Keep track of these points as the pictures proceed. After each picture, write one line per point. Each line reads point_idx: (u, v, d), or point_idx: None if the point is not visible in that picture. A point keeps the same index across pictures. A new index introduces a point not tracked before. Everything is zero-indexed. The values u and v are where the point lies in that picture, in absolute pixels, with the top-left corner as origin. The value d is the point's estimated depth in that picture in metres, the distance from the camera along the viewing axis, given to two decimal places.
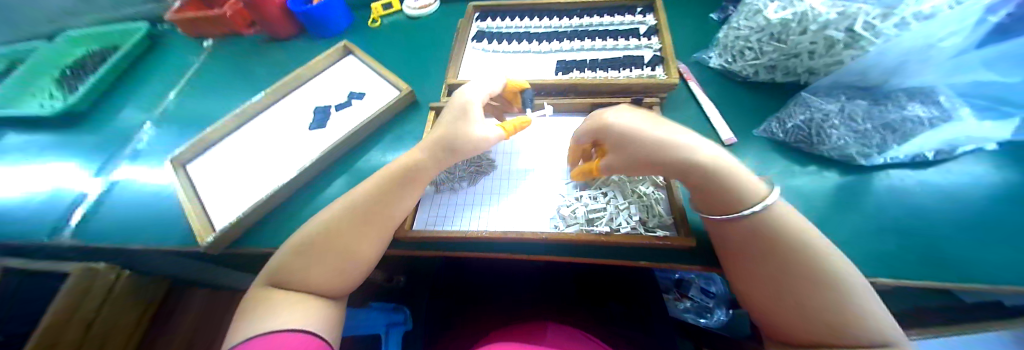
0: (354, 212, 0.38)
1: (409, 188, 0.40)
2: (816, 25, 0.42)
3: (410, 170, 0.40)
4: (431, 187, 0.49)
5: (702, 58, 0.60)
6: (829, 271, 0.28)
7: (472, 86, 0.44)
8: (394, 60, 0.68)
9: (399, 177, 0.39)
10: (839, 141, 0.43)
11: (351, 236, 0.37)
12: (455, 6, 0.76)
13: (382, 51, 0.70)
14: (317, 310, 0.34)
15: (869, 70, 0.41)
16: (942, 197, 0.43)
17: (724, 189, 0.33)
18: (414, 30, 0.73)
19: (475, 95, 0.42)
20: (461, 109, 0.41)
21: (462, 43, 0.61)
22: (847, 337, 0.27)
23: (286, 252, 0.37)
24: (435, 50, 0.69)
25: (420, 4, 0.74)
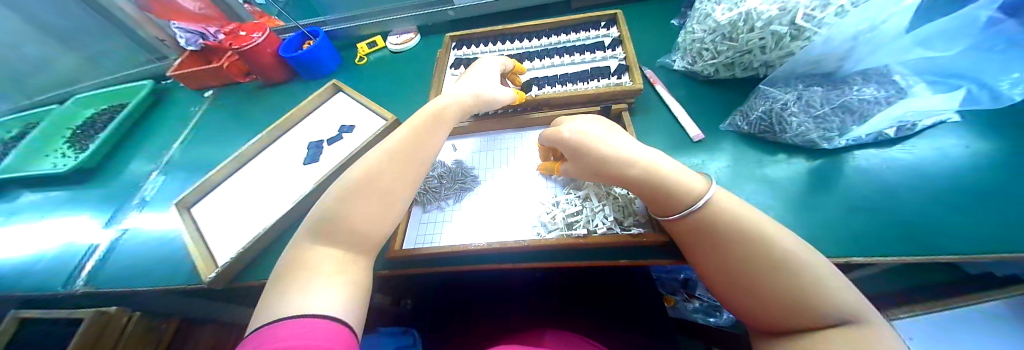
0: (393, 158, 0.39)
1: (433, 138, 0.43)
2: (761, 22, 0.46)
3: (440, 116, 0.45)
4: (419, 207, 0.51)
5: (666, 62, 0.63)
6: (773, 254, 0.31)
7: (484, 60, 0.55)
8: (381, 92, 0.73)
9: (431, 123, 0.44)
10: (800, 128, 0.45)
11: (392, 180, 0.38)
12: (435, 38, 0.81)
13: (369, 85, 0.75)
14: (352, 286, 0.33)
15: (820, 60, 0.44)
16: (912, 173, 0.44)
17: (667, 191, 0.37)
18: (398, 63, 0.78)
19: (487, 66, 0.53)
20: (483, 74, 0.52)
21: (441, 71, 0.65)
22: (805, 314, 0.29)
23: (329, 202, 0.37)
24: (418, 79, 0.73)
25: (402, 39, 0.80)
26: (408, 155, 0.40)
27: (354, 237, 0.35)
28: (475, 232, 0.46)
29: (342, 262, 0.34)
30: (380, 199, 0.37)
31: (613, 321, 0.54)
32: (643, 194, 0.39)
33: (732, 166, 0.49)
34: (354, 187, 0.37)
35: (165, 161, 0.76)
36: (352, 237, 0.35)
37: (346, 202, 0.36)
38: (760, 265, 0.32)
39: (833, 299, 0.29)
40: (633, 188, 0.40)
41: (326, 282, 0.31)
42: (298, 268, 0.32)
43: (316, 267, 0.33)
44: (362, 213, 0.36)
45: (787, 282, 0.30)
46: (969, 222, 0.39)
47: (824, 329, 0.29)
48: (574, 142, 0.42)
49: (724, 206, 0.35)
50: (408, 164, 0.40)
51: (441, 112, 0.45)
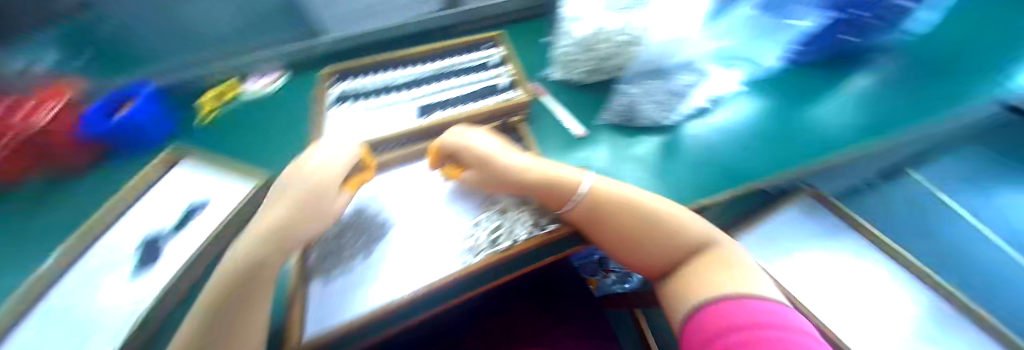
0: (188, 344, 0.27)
1: (252, 294, 0.31)
2: (606, 37, 0.57)
3: (258, 264, 0.32)
4: (318, 280, 0.41)
5: (546, 75, 0.69)
6: (645, 214, 0.42)
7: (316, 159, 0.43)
8: (242, 151, 0.60)
9: (245, 277, 0.31)
10: (649, 113, 0.60)
11: None
12: (304, 79, 0.74)
13: (227, 143, 0.62)
14: None
15: (649, 61, 0.60)
16: (724, 133, 0.59)
17: (560, 189, 0.45)
18: (263, 113, 0.67)
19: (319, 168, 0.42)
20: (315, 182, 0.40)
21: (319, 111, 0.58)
22: (678, 245, 0.41)
23: None
24: (291, 127, 0.64)
25: (259, 85, 0.70)
26: (226, 320, 0.29)
27: None
28: (394, 277, 0.42)
29: None
30: None
31: (550, 322, 0.59)
32: (543, 196, 0.46)
33: (616, 154, 0.57)
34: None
35: None
36: None
37: None
38: (640, 226, 0.42)
39: (687, 229, 0.42)
40: (534, 192, 0.47)
41: None
42: None
43: None
44: None
45: (660, 229, 0.42)
46: (765, 156, 0.55)
47: (692, 250, 0.41)
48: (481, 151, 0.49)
49: (598, 188, 0.45)
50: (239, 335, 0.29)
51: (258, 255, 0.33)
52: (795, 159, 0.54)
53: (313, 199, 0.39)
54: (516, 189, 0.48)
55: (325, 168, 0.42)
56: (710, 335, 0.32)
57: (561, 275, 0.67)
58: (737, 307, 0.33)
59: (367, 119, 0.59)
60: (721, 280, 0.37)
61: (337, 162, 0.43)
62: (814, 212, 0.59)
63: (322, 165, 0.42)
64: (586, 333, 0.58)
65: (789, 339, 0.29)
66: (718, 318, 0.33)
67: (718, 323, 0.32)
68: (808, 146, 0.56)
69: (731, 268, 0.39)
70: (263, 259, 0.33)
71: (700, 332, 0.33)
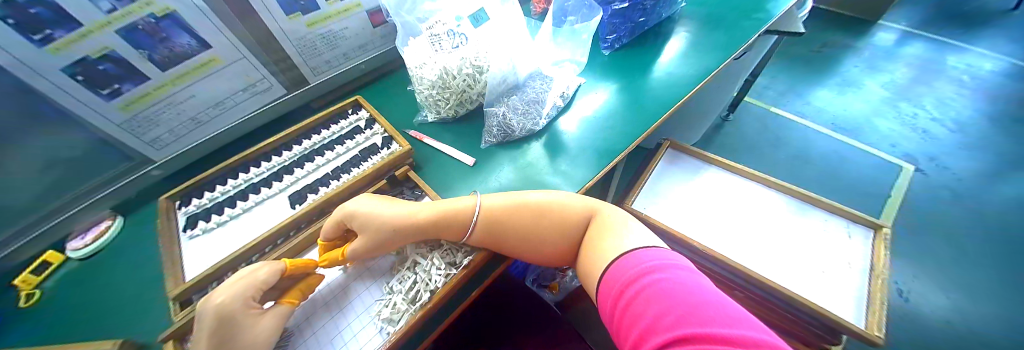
0: None
1: None
2: (455, 73, 0.62)
3: None
4: None
5: (420, 119, 0.71)
6: (536, 211, 0.47)
7: (216, 288, 0.36)
8: (63, 326, 0.46)
9: None
10: (520, 124, 0.65)
11: None
12: (137, 207, 0.60)
13: (30, 323, 0.47)
14: None
15: (500, 82, 0.66)
16: (586, 119, 0.67)
17: (459, 220, 0.46)
18: (85, 269, 0.53)
19: (221, 300, 0.35)
20: (225, 318, 0.34)
21: (171, 242, 0.50)
22: (570, 224, 0.47)
23: None
24: (139, 267, 0.53)
25: (86, 240, 0.54)
26: None
27: None
28: None
29: None
30: None
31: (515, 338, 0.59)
32: (447, 231, 0.47)
33: (511, 170, 0.61)
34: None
35: None
36: None
37: None
38: (537, 224, 0.47)
39: (573, 209, 0.48)
40: (439, 231, 0.47)
41: None
42: None
43: None
44: None
45: (553, 217, 0.47)
46: (626, 125, 0.65)
47: (580, 225, 0.48)
48: (368, 218, 0.45)
49: (491, 205, 0.48)
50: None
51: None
52: (649, 120, 0.65)
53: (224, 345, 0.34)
54: (423, 234, 0.47)
55: (231, 295, 0.35)
56: (612, 301, 0.39)
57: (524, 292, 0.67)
58: (624, 266, 0.40)
59: (237, 228, 0.53)
60: (611, 244, 0.43)
61: (244, 283, 0.37)
62: (678, 159, 0.80)
63: (230, 291, 0.36)
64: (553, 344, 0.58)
65: (659, 282, 0.35)
66: (614, 283, 0.39)
67: (614, 289, 0.39)
68: (653, 105, 0.68)
69: (616, 230, 0.45)
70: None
71: (607, 299, 0.40)
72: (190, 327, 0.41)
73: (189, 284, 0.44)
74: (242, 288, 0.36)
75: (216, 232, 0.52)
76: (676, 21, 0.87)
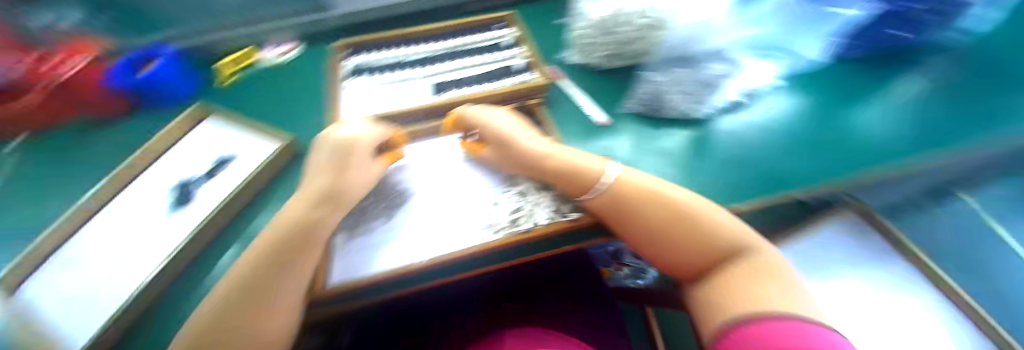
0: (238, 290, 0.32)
1: (305, 247, 0.36)
2: (622, 21, 0.55)
3: (309, 224, 0.38)
4: (341, 237, 0.46)
5: (564, 58, 0.67)
6: (672, 208, 0.40)
7: (349, 126, 0.48)
8: (267, 114, 0.65)
9: (297, 230, 0.37)
10: (677, 103, 0.56)
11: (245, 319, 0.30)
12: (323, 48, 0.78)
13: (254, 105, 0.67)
14: None
15: (676, 45, 0.56)
16: (762, 128, 0.54)
17: (580, 175, 0.44)
18: (279, 80, 0.71)
19: (354, 133, 0.47)
20: (341, 150, 0.45)
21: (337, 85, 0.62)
22: (709, 244, 0.37)
23: None
24: (314, 93, 0.68)
25: (279, 52, 0.76)
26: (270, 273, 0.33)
27: None
28: (410, 246, 0.44)
29: None
30: None
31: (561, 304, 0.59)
32: (535, 169, 0.48)
33: (642, 148, 0.54)
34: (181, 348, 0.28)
35: None
36: None
37: None
38: (665, 221, 0.39)
39: (721, 229, 0.38)
40: (525, 166, 0.48)
41: None
42: None
43: None
44: None
45: (689, 225, 0.38)
46: (816, 156, 0.49)
47: (724, 254, 0.37)
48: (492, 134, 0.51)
49: (626, 179, 0.43)
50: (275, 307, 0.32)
51: (308, 220, 0.38)
52: (855, 161, 0.48)
53: (342, 170, 0.44)
54: (513, 162, 0.49)
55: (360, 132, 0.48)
56: None
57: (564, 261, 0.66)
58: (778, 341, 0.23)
59: (382, 98, 0.60)
60: (763, 291, 0.30)
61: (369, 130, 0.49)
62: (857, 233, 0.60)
63: (347, 132, 0.48)
64: (598, 323, 0.57)
65: None
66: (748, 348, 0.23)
67: None
68: (876, 150, 0.48)
69: (776, 281, 0.32)
70: (310, 224, 0.38)
71: None
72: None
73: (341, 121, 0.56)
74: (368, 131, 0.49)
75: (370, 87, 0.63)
76: (942, 53, 0.63)
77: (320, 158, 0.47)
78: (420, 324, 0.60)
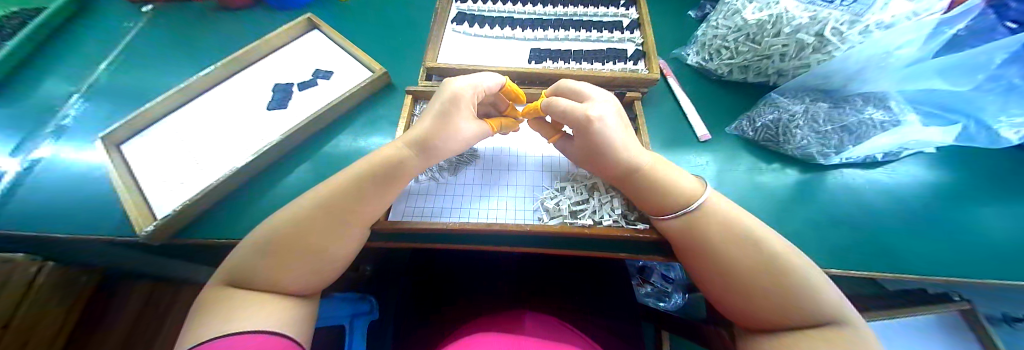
0: (326, 208, 0.36)
1: (387, 190, 0.39)
2: (789, 27, 0.45)
3: (393, 167, 0.39)
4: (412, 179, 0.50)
5: (680, 55, 0.63)
6: (761, 256, 0.33)
7: (465, 75, 0.44)
8: (366, 39, 0.66)
9: (381, 174, 0.39)
10: (802, 141, 0.47)
11: (324, 234, 0.35)
12: None
13: (354, 26, 0.68)
14: (287, 312, 0.32)
15: (832, 75, 0.44)
16: (891, 196, 0.48)
17: (664, 194, 0.39)
18: (384, 6, 0.72)
19: (464, 85, 0.43)
20: (450, 102, 0.42)
21: (443, 25, 0.63)
22: (796, 312, 0.31)
23: (246, 247, 0.35)
24: (412, 29, 0.68)
25: None
26: (351, 203, 0.37)
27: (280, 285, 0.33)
28: (470, 205, 0.48)
29: (263, 302, 0.31)
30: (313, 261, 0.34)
31: (590, 304, 0.55)
32: (608, 172, 0.42)
33: (735, 177, 0.50)
34: (280, 244, 0.34)
35: (87, 83, 0.62)
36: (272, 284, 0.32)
37: (270, 257, 0.33)
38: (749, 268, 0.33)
39: (818, 301, 0.30)
40: (599, 165, 0.43)
41: (247, 311, 0.30)
42: (221, 306, 0.30)
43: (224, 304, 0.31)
44: (289, 272, 0.33)
45: (776, 281, 0.32)
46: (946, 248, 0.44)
47: (808, 329, 0.30)
48: (587, 118, 0.39)
49: (715, 208, 0.37)
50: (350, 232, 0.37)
51: (394, 158, 0.40)
52: (990, 267, 0.42)
53: (443, 124, 0.41)
54: (586, 159, 0.44)
55: (471, 87, 0.43)
56: None
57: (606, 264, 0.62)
58: None
59: (485, 50, 0.61)
60: None
61: (481, 84, 0.44)
62: (949, 329, 0.60)
63: (466, 83, 0.43)
64: (621, 332, 0.52)
65: None
66: None
67: None
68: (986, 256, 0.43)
69: None
70: (394, 164, 0.40)
71: None
72: (426, 96, 0.56)
73: (438, 65, 0.56)
74: (479, 87, 0.44)
75: (469, 38, 0.62)
76: None
77: (431, 103, 0.44)
78: (448, 275, 0.60)
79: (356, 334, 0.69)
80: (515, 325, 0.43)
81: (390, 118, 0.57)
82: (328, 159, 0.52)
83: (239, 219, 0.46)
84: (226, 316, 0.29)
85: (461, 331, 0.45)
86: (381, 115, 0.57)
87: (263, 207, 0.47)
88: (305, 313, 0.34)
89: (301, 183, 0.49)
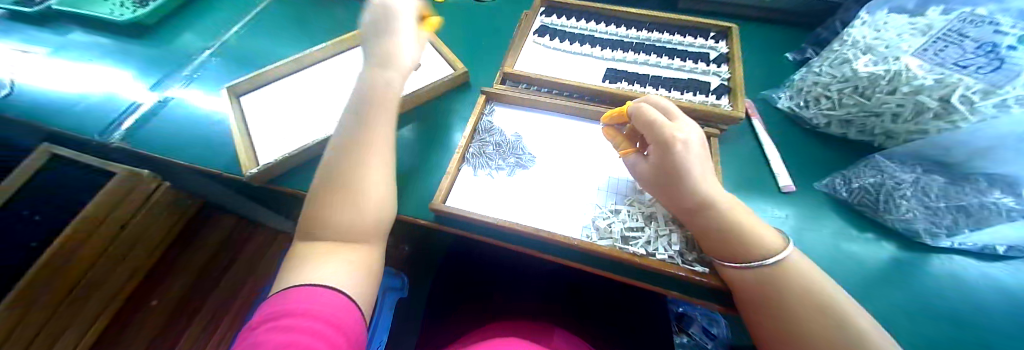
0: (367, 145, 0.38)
1: (385, 114, 0.40)
2: (908, 87, 0.41)
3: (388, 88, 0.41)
4: (468, 167, 0.52)
5: (771, 96, 0.60)
6: (846, 334, 0.29)
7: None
8: (454, 38, 0.71)
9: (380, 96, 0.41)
10: (906, 213, 0.42)
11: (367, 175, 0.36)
12: None
13: (445, 24, 0.74)
14: (349, 259, 0.32)
15: (952, 148, 0.39)
16: (1015, 299, 0.41)
17: (737, 240, 0.36)
18: (474, 11, 0.77)
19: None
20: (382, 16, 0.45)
21: (526, 35, 0.66)
22: None
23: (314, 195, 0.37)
24: (496, 35, 0.72)
25: None
26: (381, 143, 0.38)
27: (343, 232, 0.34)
28: (526, 209, 0.48)
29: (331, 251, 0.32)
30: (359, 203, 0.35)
31: (625, 336, 0.52)
32: (678, 198, 0.39)
33: (817, 238, 0.45)
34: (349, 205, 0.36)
35: (219, 41, 0.73)
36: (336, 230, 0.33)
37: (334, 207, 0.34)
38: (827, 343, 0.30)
39: None
40: (671, 193, 0.40)
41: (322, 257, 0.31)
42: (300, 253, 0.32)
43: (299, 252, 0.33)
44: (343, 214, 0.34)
45: None
46: None
47: None
48: (671, 135, 0.38)
49: (794, 269, 0.34)
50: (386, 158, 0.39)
51: (376, 78, 0.41)
52: None
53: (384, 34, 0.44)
54: (656, 182, 0.41)
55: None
56: None
57: (649, 299, 0.59)
58: None
59: (565, 64, 0.63)
60: None
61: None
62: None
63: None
64: None
65: None
66: None
67: None
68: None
69: None
70: (387, 84, 0.41)
71: None
72: (499, 98, 0.60)
73: (516, 72, 0.61)
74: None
75: (550, 51, 0.64)
76: None
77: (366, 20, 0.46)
78: (484, 273, 0.60)
79: (384, 308, 0.71)
80: (543, 336, 0.43)
81: (463, 113, 0.60)
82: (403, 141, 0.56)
83: None
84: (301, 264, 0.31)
85: (487, 331, 0.45)
86: (455, 109, 0.61)
87: None
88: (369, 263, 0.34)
89: None
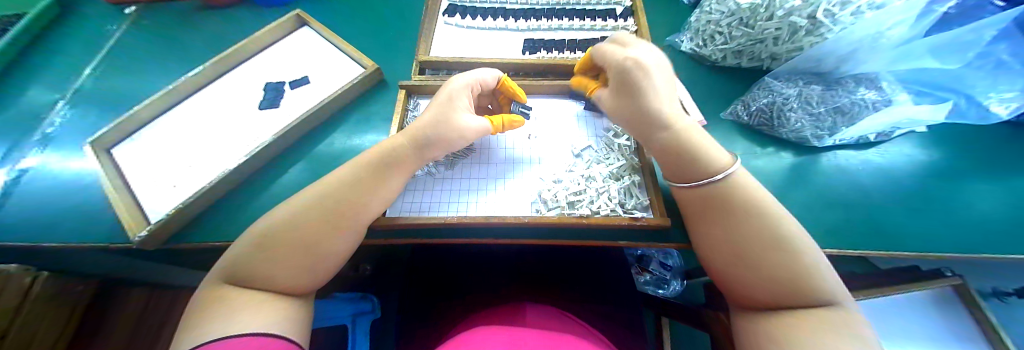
0: (325, 203, 0.36)
1: (392, 176, 0.40)
2: (782, 11, 0.45)
3: (390, 157, 0.40)
4: (423, 173, 0.50)
5: (674, 41, 0.63)
6: (783, 234, 0.32)
7: (462, 73, 0.47)
8: (356, 35, 0.65)
9: (379, 167, 0.39)
10: (796, 124, 0.48)
11: (324, 234, 0.35)
12: None
13: (342, 22, 0.67)
14: (277, 311, 0.31)
15: (825, 58, 0.43)
16: (883, 176, 0.48)
17: (692, 162, 0.38)
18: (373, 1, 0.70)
19: (461, 85, 0.45)
20: (451, 95, 0.44)
21: (433, 17, 0.62)
22: (807, 291, 0.30)
23: (247, 249, 0.34)
24: (403, 23, 0.67)
25: None
26: (347, 197, 0.37)
27: (276, 283, 0.32)
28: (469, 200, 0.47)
29: (260, 302, 0.31)
30: (305, 258, 0.34)
31: (589, 293, 0.55)
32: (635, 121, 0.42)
33: None
34: (278, 237, 0.34)
35: (73, 89, 0.61)
36: (267, 281, 0.32)
37: (268, 255, 0.33)
38: (766, 243, 0.32)
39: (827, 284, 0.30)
40: (634, 118, 0.42)
41: (238, 310, 0.29)
42: (213, 309, 0.29)
43: (218, 305, 0.30)
44: (281, 270, 0.33)
45: (795, 260, 0.31)
46: (938, 226, 0.45)
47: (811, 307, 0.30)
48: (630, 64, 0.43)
49: (742, 183, 0.36)
50: (426, 154, 0.43)
51: (391, 152, 0.41)
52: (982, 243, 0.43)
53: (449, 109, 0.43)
54: (627, 109, 0.43)
55: (466, 82, 0.46)
56: None
57: (603, 252, 0.63)
58: None
59: (480, 43, 0.60)
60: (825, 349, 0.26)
61: (477, 79, 0.47)
62: (946, 301, 0.61)
63: (465, 84, 0.46)
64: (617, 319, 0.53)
65: None
66: None
67: None
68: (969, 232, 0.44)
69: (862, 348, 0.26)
70: (391, 156, 0.40)
71: None
72: (420, 91, 0.55)
73: (432, 59, 0.56)
74: (474, 80, 0.47)
75: (461, 31, 0.61)
76: None
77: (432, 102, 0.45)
78: (448, 271, 0.60)
79: (358, 332, 0.70)
80: (516, 316, 0.43)
81: (384, 115, 0.56)
82: (322, 158, 0.51)
83: (235, 221, 0.45)
84: (224, 319, 0.28)
85: (460, 326, 0.45)
86: (375, 111, 0.56)
87: (257, 208, 0.47)
88: (294, 314, 0.32)
89: (296, 183, 0.49)
